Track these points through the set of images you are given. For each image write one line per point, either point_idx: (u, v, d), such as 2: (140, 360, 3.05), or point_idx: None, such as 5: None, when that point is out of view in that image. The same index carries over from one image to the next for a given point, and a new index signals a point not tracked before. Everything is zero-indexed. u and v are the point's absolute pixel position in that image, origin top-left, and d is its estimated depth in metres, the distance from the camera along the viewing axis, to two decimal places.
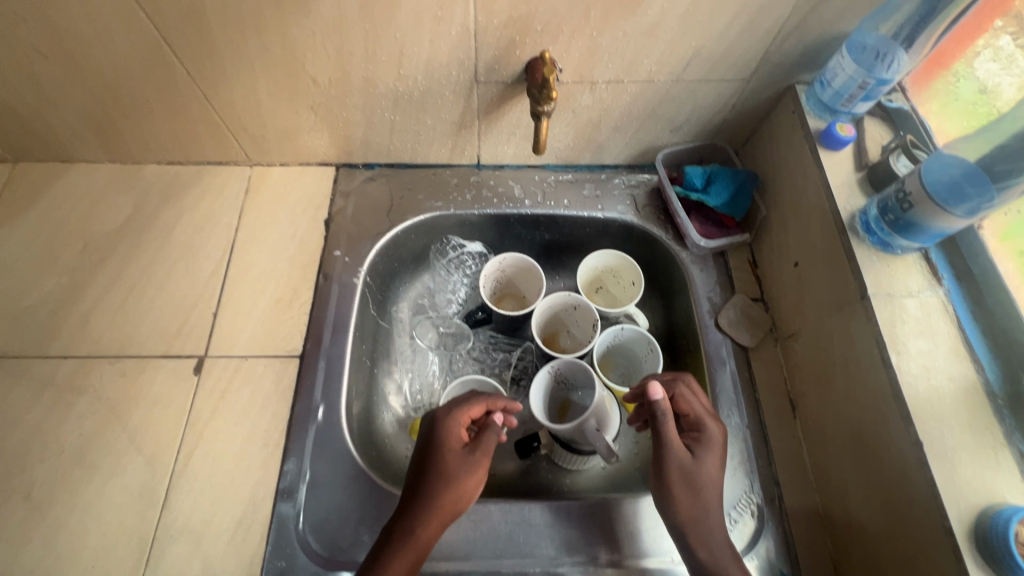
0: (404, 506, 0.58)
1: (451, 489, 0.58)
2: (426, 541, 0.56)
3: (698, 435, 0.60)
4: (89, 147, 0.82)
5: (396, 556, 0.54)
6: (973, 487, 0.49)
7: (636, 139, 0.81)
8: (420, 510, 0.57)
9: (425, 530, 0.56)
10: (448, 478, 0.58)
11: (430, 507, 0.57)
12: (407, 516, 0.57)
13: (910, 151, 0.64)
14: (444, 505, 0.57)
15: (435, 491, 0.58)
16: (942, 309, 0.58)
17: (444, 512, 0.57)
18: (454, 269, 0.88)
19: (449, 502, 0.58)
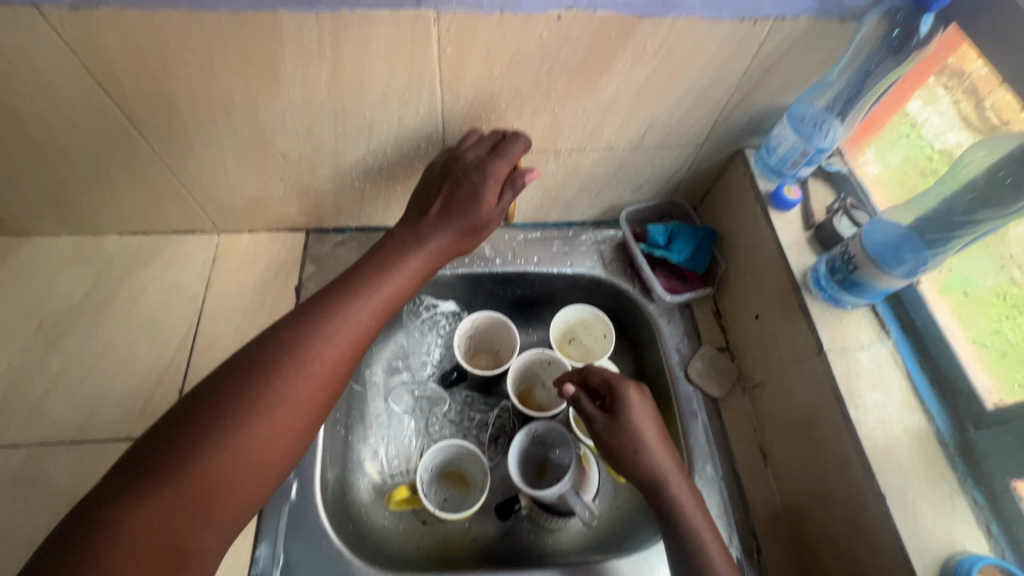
0: (337, 288, 0.62)
1: (354, 317, 0.59)
2: (332, 353, 0.57)
3: (611, 396, 0.63)
4: (45, 221, 0.79)
5: (293, 369, 0.54)
6: (935, 537, 0.52)
7: (600, 199, 0.85)
8: (352, 288, 0.61)
9: (322, 356, 0.56)
10: (365, 304, 0.61)
11: (328, 336, 0.57)
12: (342, 290, 0.61)
13: (850, 213, 0.69)
14: (346, 330, 0.58)
15: (341, 311, 0.59)
16: (892, 360, 0.61)
17: (370, 306, 0.61)
18: (428, 330, 0.88)
19: (348, 331, 0.59)
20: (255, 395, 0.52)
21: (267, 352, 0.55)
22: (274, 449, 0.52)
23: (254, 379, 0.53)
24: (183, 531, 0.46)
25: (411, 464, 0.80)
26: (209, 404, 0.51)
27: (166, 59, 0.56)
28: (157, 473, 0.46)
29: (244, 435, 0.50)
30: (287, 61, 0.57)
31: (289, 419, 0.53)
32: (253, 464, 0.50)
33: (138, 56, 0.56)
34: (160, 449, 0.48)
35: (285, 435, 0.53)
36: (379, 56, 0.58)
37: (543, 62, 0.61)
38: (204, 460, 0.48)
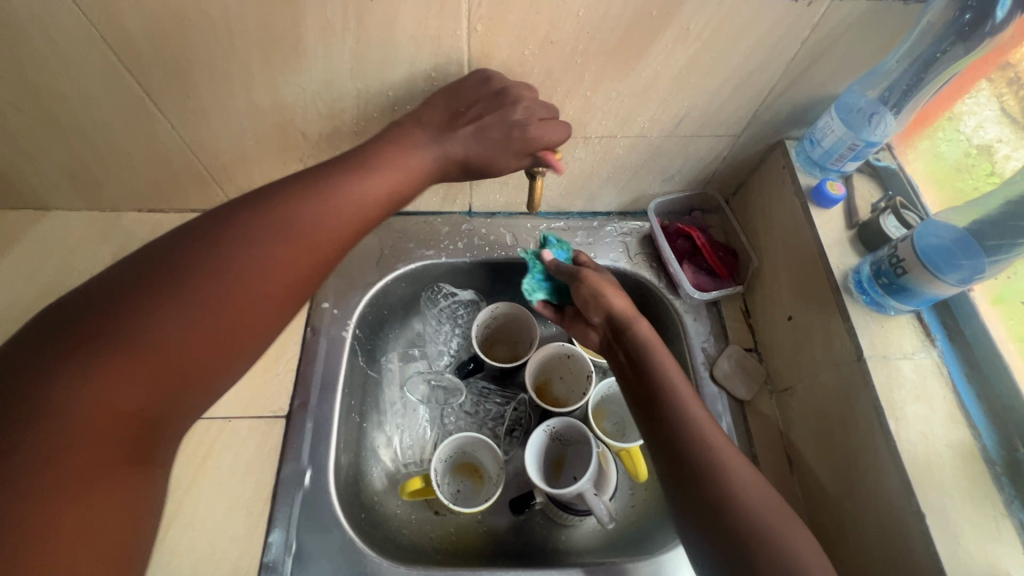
0: (318, 170, 0.54)
1: (337, 207, 0.53)
2: (305, 239, 0.51)
3: (590, 298, 0.66)
4: (64, 195, 0.79)
5: (256, 250, 0.48)
6: (979, 561, 0.49)
7: (628, 189, 0.81)
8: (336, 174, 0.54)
9: (291, 240, 0.50)
10: (346, 194, 0.53)
11: (300, 220, 0.51)
12: (322, 172, 0.54)
13: (899, 212, 0.64)
14: (324, 220, 0.52)
15: (318, 193, 0.52)
16: (936, 371, 0.58)
17: (353, 197, 0.54)
18: (445, 319, 0.85)
19: (327, 216, 0.52)
20: (209, 269, 0.46)
21: (221, 233, 0.48)
22: (232, 332, 0.47)
23: (207, 256, 0.46)
24: (139, 408, 0.43)
25: (425, 454, 0.78)
26: (148, 276, 0.44)
27: (184, 29, 0.54)
28: (93, 341, 0.41)
29: (191, 315, 0.44)
30: (309, 34, 0.55)
31: (247, 304, 0.48)
32: (205, 347, 0.45)
33: (156, 28, 0.54)
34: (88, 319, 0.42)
35: (245, 319, 0.48)
36: (406, 32, 0.55)
37: (579, 42, 0.57)
38: (149, 334, 0.42)
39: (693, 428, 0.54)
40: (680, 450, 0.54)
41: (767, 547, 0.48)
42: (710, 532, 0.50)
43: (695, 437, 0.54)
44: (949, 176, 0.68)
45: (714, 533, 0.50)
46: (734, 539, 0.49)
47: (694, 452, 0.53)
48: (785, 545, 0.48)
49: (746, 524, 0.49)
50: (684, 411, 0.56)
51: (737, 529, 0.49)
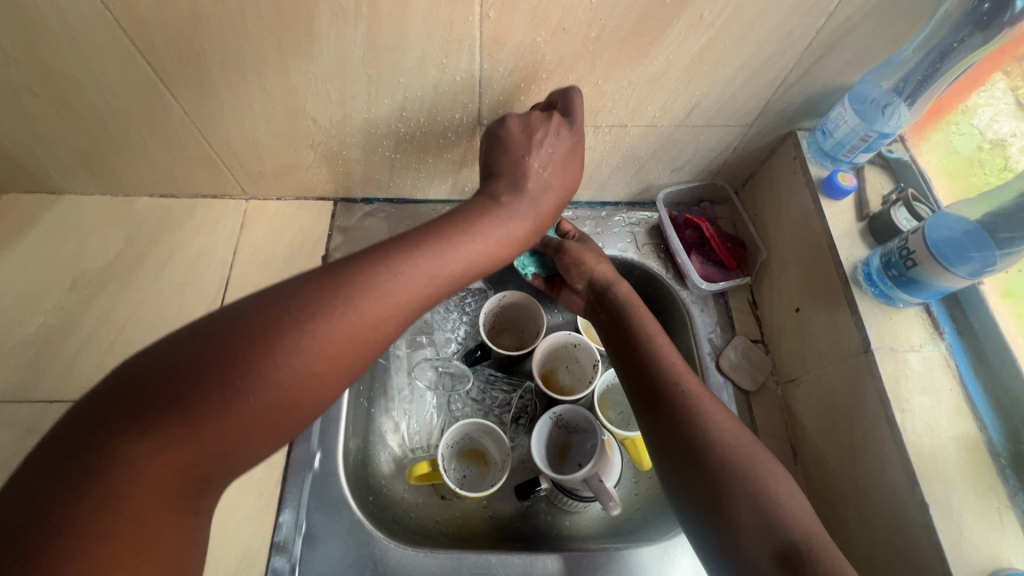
0: (410, 235, 0.50)
1: (427, 272, 0.48)
2: (399, 304, 0.45)
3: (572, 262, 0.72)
4: (78, 180, 0.79)
5: (349, 313, 0.42)
6: (981, 551, 0.49)
7: (636, 179, 0.81)
8: (425, 238, 0.50)
9: (384, 302, 0.44)
10: (439, 258, 0.49)
11: (394, 284, 0.45)
12: (410, 239, 0.49)
13: (910, 205, 0.64)
14: (417, 284, 0.47)
15: (411, 259, 0.47)
16: (943, 364, 0.58)
17: (444, 262, 0.49)
18: (454, 307, 0.87)
19: (420, 282, 0.47)
20: (298, 338, 0.40)
21: (312, 291, 0.42)
22: (309, 402, 0.41)
23: (295, 320, 0.40)
24: (200, 470, 0.39)
25: (432, 440, 0.79)
26: (231, 338, 0.39)
27: (198, 13, 0.54)
28: (169, 416, 0.36)
29: (272, 383, 0.39)
30: (321, 20, 0.55)
31: (332, 374, 0.42)
32: (279, 420, 0.40)
33: (171, 13, 0.54)
34: (165, 386, 0.37)
35: (323, 388, 0.42)
36: (418, 19, 0.55)
37: (591, 29, 0.57)
38: (225, 411, 0.38)
39: (672, 372, 0.58)
40: (657, 390, 0.57)
41: (745, 482, 0.50)
42: (686, 465, 0.52)
43: (671, 377, 0.57)
44: (959, 172, 0.68)
45: (688, 464, 0.52)
46: (710, 471, 0.51)
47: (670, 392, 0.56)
48: (759, 482, 0.49)
49: (722, 457, 0.51)
50: (662, 357, 0.59)
51: (713, 462, 0.51)
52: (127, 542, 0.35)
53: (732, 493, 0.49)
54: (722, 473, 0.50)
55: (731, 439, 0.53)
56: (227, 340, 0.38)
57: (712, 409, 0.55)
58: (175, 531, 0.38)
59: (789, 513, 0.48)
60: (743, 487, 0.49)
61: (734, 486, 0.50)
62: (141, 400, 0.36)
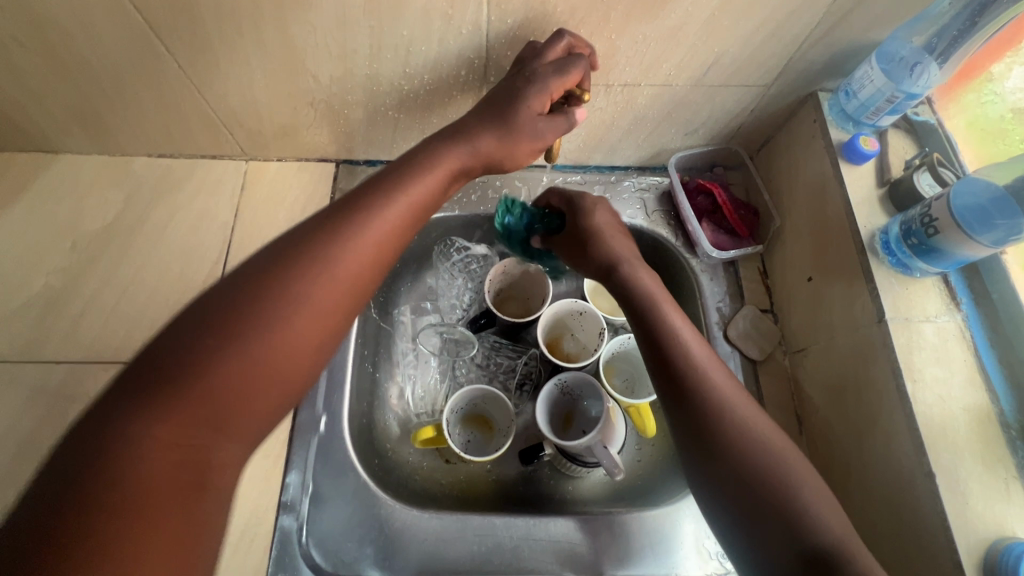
0: (344, 202, 0.47)
1: (373, 234, 0.46)
2: (347, 273, 0.44)
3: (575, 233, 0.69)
4: (73, 138, 0.77)
5: (294, 292, 0.42)
6: (985, 521, 0.49)
7: (648, 142, 0.79)
8: (366, 204, 0.47)
9: (329, 274, 0.43)
10: (386, 219, 0.47)
11: (337, 253, 0.44)
12: (347, 206, 0.47)
13: (935, 169, 0.62)
14: (362, 248, 0.45)
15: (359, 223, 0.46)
16: (959, 335, 0.57)
17: (391, 222, 0.47)
18: (459, 272, 0.85)
19: (366, 245, 0.46)
20: (239, 327, 0.39)
21: (250, 285, 0.41)
22: (277, 385, 0.41)
23: (234, 313, 0.40)
24: (194, 463, 0.37)
25: (437, 405, 0.79)
26: (177, 348, 0.38)
27: None
28: (127, 432, 0.35)
29: (226, 376, 0.38)
30: None
31: (291, 356, 0.41)
32: (250, 408, 0.40)
33: None
34: (116, 406, 0.36)
35: (285, 369, 0.41)
36: None
37: None
38: (189, 417, 0.37)
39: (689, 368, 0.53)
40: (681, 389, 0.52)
41: (780, 488, 0.46)
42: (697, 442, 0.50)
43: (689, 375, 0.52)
44: (986, 137, 0.65)
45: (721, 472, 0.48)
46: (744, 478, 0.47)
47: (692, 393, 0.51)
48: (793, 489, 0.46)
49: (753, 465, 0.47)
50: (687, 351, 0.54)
51: (738, 469, 0.48)
52: (132, 541, 0.33)
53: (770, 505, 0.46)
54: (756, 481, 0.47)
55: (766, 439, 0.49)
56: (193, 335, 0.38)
57: (743, 411, 0.50)
58: (191, 524, 0.36)
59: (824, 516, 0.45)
60: (778, 495, 0.46)
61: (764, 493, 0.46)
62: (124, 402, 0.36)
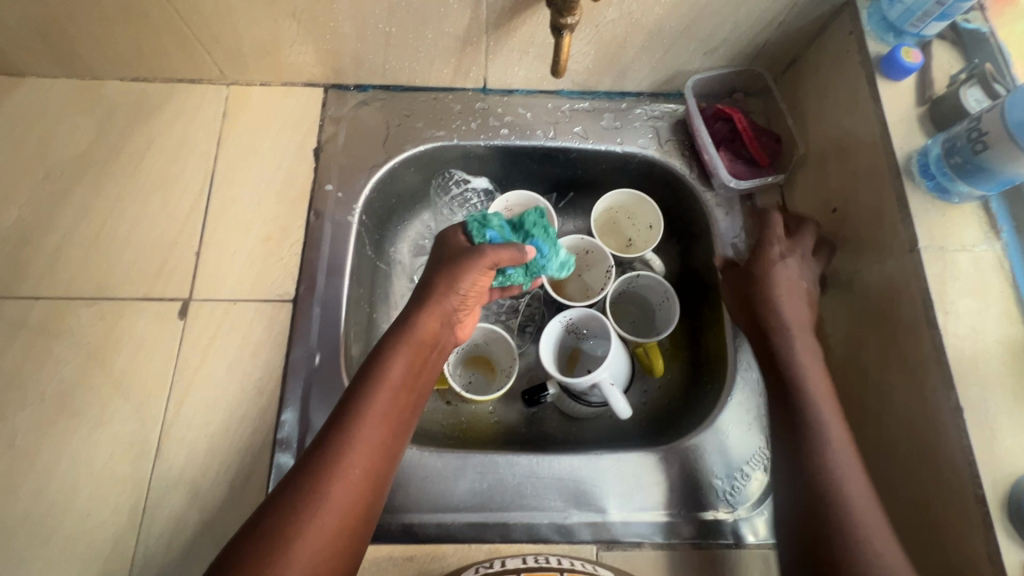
0: (375, 353, 0.54)
1: (404, 372, 0.53)
2: (391, 411, 0.51)
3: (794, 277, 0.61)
4: (37, 57, 0.71)
5: (357, 428, 0.49)
6: (1014, 456, 0.46)
7: (663, 63, 0.72)
8: (396, 344, 0.54)
9: (380, 413, 0.50)
10: (417, 357, 0.55)
11: (382, 394, 0.51)
12: (378, 349, 0.54)
13: (987, 83, 0.56)
14: (399, 386, 0.52)
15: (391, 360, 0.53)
16: (996, 265, 0.53)
17: (418, 357, 0.55)
18: (458, 207, 0.80)
19: (401, 383, 0.52)
20: (336, 458, 0.47)
21: (317, 455, 0.47)
22: (354, 531, 0.46)
23: (311, 478, 0.46)
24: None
25: None
26: (268, 519, 0.44)
27: None
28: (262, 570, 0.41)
29: (312, 533, 0.43)
30: None
31: (359, 496, 0.47)
32: (337, 551, 0.44)
33: None
34: (231, 568, 0.41)
35: (358, 516, 0.47)
36: None
37: None
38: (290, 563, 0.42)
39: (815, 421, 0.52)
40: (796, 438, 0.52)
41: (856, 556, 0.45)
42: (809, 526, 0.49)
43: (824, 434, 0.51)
44: None
45: (794, 527, 0.50)
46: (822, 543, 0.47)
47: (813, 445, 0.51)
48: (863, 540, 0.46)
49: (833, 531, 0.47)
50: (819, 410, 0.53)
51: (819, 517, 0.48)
52: None
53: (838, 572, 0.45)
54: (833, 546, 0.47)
55: (856, 498, 0.48)
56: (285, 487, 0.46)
57: (846, 473, 0.50)
58: None
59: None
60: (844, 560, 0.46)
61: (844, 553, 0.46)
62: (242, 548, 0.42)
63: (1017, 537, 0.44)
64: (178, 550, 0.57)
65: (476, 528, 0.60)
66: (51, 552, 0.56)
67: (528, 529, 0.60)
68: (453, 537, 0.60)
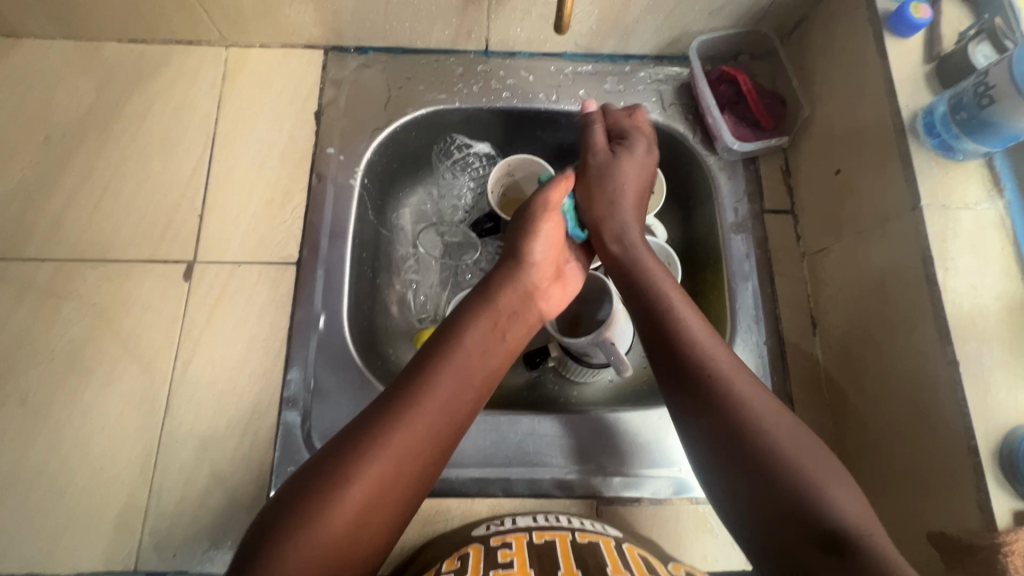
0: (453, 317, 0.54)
1: (480, 342, 0.53)
2: (465, 377, 0.50)
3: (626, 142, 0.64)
4: (34, 17, 0.70)
5: (435, 387, 0.48)
6: (1006, 407, 0.47)
7: (668, 23, 0.71)
8: (476, 312, 0.55)
9: (454, 380, 0.50)
10: (492, 327, 0.55)
11: (457, 360, 0.51)
12: (460, 313, 0.55)
13: (996, 39, 0.55)
14: (474, 356, 0.52)
15: (471, 329, 0.53)
16: (998, 222, 0.53)
17: (494, 327, 0.55)
18: (460, 171, 0.79)
19: (475, 351, 0.52)
20: (413, 409, 0.47)
21: (389, 406, 0.47)
22: (409, 489, 0.45)
23: (387, 419, 0.46)
24: (355, 533, 0.42)
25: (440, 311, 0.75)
26: (333, 459, 0.44)
27: None
28: (323, 497, 0.42)
29: (372, 478, 0.43)
30: None
31: (426, 451, 0.46)
32: (388, 502, 0.44)
33: None
34: (292, 499, 0.42)
35: (417, 476, 0.46)
36: None
37: None
38: (345, 498, 0.42)
39: (682, 333, 0.50)
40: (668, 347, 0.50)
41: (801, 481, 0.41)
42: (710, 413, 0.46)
43: (689, 336, 0.50)
44: None
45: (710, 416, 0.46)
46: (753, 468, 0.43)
47: (691, 351, 0.49)
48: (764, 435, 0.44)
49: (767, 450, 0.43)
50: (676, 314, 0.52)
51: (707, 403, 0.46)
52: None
53: (793, 511, 0.41)
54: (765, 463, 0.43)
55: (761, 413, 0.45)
56: (360, 425, 0.46)
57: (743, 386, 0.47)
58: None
59: (838, 504, 0.40)
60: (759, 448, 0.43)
61: (785, 483, 0.41)
62: (312, 475, 0.43)
63: (1007, 486, 0.45)
64: (190, 502, 0.58)
65: (479, 483, 0.62)
66: (67, 504, 0.58)
67: (529, 484, 0.62)
68: (457, 492, 0.61)
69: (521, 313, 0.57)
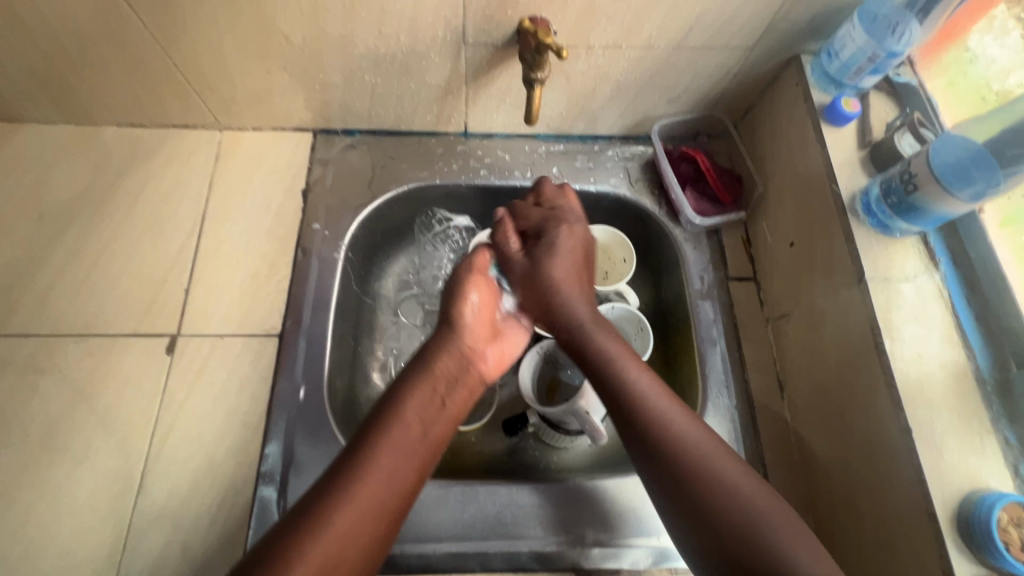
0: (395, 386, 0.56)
1: (421, 409, 0.55)
2: (408, 444, 0.52)
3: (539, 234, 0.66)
4: (39, 105, 0.75)
5: (377, 458, 0.50)
6: (958, 472, 0.49)
7: (630, 110, 0.78)
8: (416, 379, 0.57)
9: (394, 450, 0.51)
10: (430, 392, 0.56)
11: (396, 430, 0.52)
12: (400, 381, 0.57)
13: (916, 129, 0.62)
14: (411, 422, 0.53)
15: (412, 398, 0.55)
16: (937, 294, 0.57)
17: (435, 393, 0.57)
18: (441, 243, 0.84)
19: (416, 419, 0.54)
20: (356, 480, 0.48)
21: (325, 486, 0.48)
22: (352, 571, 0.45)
23: (327, 498, 0.47)
24: None
25: None
26: (267, 548, 0.44)
27: None
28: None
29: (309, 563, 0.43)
30: None
31: (371, 519, 0.47)
32: None
33: None
34: None
35: (363, 555, 0.46)
36: None
37: None
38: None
39: (657, 421, 0.53)
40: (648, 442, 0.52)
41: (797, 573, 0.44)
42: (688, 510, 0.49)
43: (657, 423, 0.53)
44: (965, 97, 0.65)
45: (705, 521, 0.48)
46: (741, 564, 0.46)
47: (678, 461, 0.50)
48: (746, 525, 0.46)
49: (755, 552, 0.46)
50: (653, 417, 0.53)
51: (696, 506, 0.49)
52: None
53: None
54: (743, 546, 0.46)
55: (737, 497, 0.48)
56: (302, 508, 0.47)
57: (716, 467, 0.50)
58: None
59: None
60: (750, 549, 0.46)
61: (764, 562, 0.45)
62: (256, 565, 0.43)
63: (967, 552, 0.47)
64: None
65: (458, 557, 0.61)
66: None
67: (508, 557, 0.61)
68: (435, 567, 0.61)
69: (459, 377, 0.59)
